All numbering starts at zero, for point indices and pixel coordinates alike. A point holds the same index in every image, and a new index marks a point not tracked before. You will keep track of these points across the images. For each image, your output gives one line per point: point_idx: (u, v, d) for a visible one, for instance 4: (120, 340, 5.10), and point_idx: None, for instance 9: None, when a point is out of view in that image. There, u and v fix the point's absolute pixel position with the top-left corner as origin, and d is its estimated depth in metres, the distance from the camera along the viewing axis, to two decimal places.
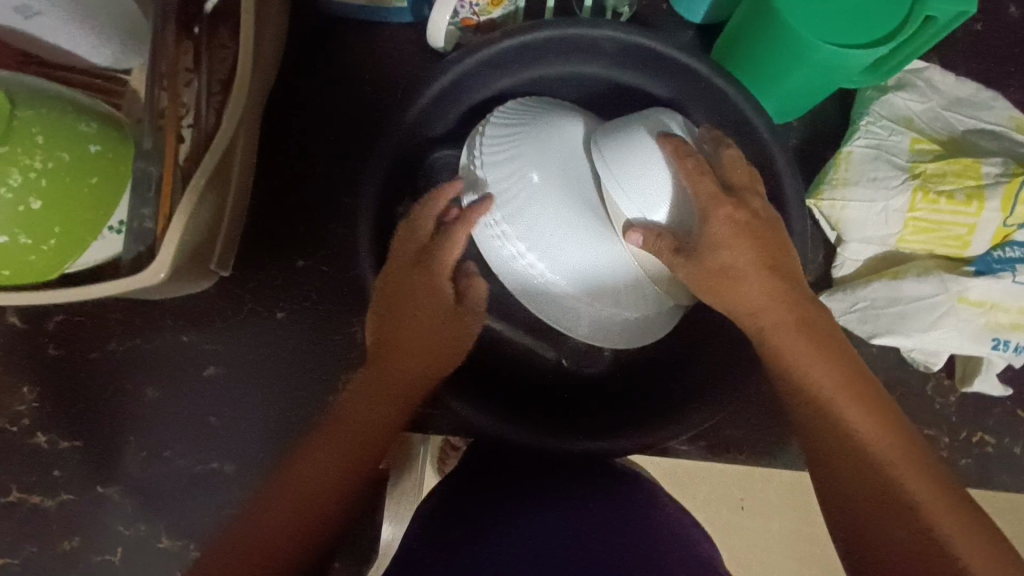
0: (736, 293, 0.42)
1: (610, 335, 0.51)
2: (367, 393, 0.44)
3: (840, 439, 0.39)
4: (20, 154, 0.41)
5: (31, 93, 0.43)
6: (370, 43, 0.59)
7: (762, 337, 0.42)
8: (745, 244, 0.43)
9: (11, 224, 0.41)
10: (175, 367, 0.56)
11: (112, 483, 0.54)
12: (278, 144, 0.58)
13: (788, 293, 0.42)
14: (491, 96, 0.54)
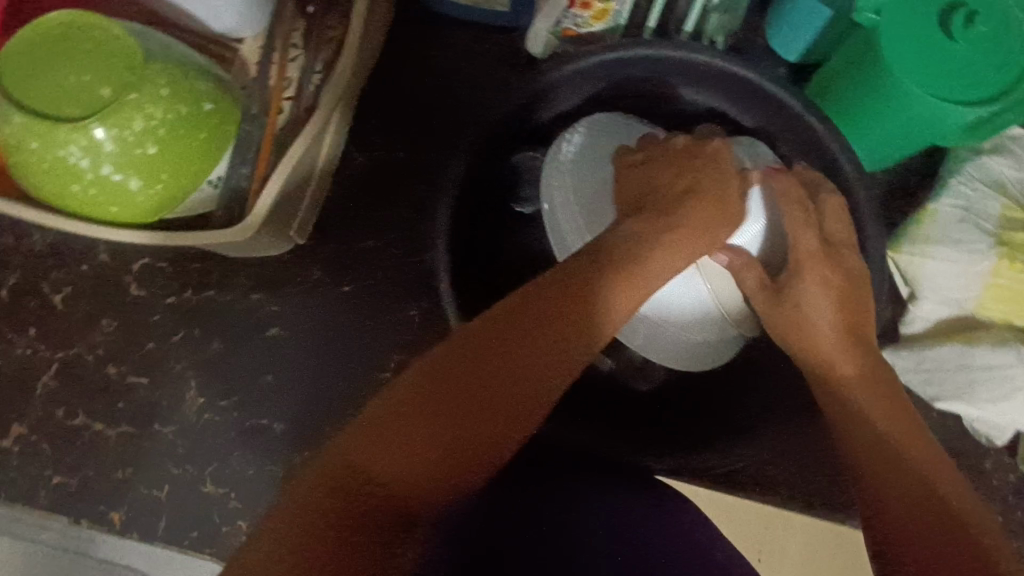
0: (802, 316, 0.44)
1: (672, 354, 0.50)
2: (452, 414, 0.33)
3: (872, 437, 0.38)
4: (145, 102, 0.44)
5: (161, 48, 0.46)
6: (467, 43, 0.61)
7: (814, 350, 0.43)
8: (827, 295, 0.44)
9: (128, 164, 0.44)
10: (243, 323, 0.59)
11: (169, 423, 0.57)
12: (368, 126, 0.61)
13: (847, 321, 0.44)
14: (579, 107, 0.55)
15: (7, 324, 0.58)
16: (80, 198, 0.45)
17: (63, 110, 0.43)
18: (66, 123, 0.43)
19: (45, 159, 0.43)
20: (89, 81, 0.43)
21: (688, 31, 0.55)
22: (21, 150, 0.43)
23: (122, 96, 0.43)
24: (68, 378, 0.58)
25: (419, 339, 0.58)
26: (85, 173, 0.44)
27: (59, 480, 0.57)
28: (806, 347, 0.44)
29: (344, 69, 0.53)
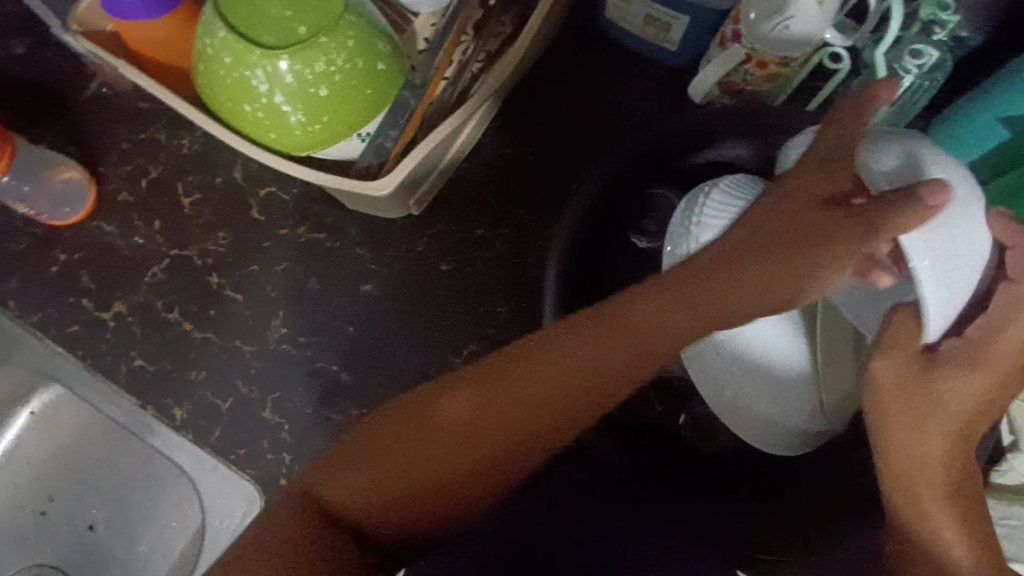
0: (941, 396, 0.37)
1: (756, 428, 0.49)
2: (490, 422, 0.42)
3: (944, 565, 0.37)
4: (332, 48, 0.47)
5: (358, 3, 0.49)
6: (622, 69, 0.62)
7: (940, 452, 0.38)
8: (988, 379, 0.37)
9: (299, 98, 0.47)
10: (342, 271, 0.61)
11: (250, 342, 0.60)
12: (507, 122, 0.62)
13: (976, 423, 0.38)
14: (721, 160, 0.56)
15: (136, 210, 0.62)
16: (249, 118, 0.49)
17: (259, 37, 0.46)
18: (259, 48, 0.46)
19: (231, 76, 0.47)
20: (289, 17, 0.47)
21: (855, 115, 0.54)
22: (213, 63, 0.47)
23: (315, 37, 0.46)
24: (174, 274, 0.61)
25: (498, 335, 0.60)
26: (260, 97, 0.47)
27: (140, 363, 0.60)
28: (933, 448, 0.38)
29: (508, 63, 0.55)
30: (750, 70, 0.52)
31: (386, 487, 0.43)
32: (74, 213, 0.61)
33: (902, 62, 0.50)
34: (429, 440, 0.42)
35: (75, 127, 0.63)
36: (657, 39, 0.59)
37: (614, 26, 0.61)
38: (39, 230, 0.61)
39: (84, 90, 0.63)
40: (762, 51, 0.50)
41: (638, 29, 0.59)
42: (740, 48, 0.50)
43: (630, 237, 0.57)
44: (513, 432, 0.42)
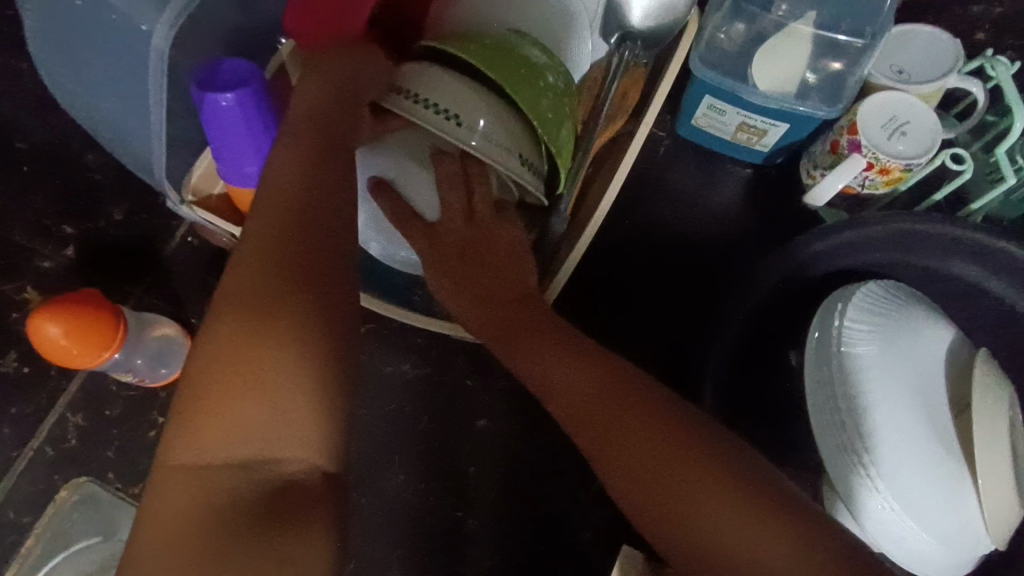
0: (534, 336, 0.46)
1: (935, 549, 0.46)
2: (230, 323, 0.36)
3: (625, 441, 0.40)
4: (502, 60, 0.48)
5: (530, 44, 0.51)
6: (713, 173, 0.64)
7: (556, 372, 0.44)
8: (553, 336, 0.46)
9: (534, 95, 0.48)
10: (453, 404, 0.59)
11: (367, 492, 0.57)
12: (608, 234, 0.62)
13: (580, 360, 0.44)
14: (851, 267, 0.52)
15: None
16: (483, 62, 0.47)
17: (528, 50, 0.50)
18: (524, 58, 0.49)
19: (490, 58, 0.48)
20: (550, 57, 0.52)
21: (975, 210, 0.53)
22: (471, 48, 0.48)
23: (483, 51, 0.48)
24: None
25: None
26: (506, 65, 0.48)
27: None
28: (548, 370, 0.45)
29: (607, 202, 0.52)
30: (870, 176, 0.51)
31: (223, 498, 0.33)
32: (170, 372, 0.58)
33: (1022, 156, 0.50)
34: (218, 369, 0.35)
35: (164, 282, 0.60)
36: (750, 144, 0.60)
37: (701, 132, 0.62)
38: (135, 395, 0.58)
39: (172, 240, 0.60)
40: (886, 159, 0.49)
41: (731, 137, 0.60)
42: (862, 157, 0.50)
43: (788, 353, 0.54)
44: (283, 380, 0.35)
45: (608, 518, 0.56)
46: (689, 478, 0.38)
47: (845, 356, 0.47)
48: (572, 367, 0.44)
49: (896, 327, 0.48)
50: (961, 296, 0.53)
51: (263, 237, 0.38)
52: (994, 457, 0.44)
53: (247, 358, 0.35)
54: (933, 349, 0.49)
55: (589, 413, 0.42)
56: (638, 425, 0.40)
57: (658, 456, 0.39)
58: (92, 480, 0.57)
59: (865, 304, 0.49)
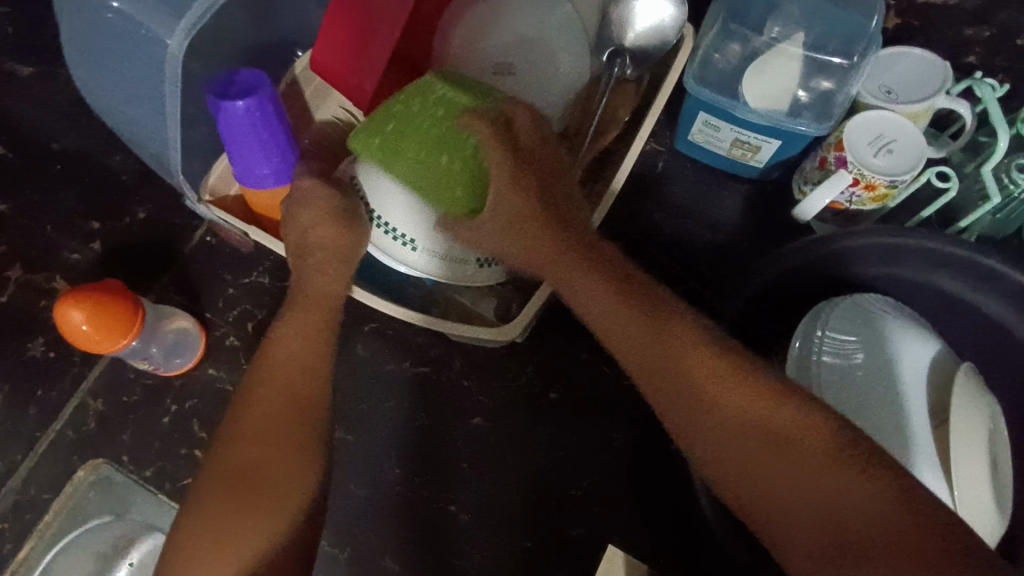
0: (631, 325, 0.48)
1: None
2: (205, 496, 0.44)
3: (744, 450, 0.42)
4: (421, 114, 0.50)
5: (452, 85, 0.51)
6: (708, 187, 0.65)
7: (655, 358, 0.47)
8: (642, 317, 0.48)
9: (462, 144, 0.50)
10: (450, 403, 0.61)
11: (363, 485, 0.59)
12: (604, 245, 0.64)
13: (689, 345, 0.46)
14: (838, 280, 0.54)
15: (244, 355, 0.63)
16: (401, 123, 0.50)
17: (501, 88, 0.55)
18: (449, 97, 0.50)
19: (413, 110, 0.50)
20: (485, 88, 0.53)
21: (963, 227, 0.54)
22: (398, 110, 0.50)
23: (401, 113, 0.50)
24: None
25: (615, 463, 0.59)
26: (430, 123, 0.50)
27: None
28: (644, 348, 0.47)
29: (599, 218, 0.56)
30: (856, 192, 0.52)
31: None
32: (185, 363, 0.62)
33: (1008, 175, 0.51)
34: (192, 532, 0.43)
35: (183, 277, 0.64)
36: (744, 159, 0.62)
37: (698, 147, 0.64)
38: (150, 384, 0.62)
39: (193, 239, 0.64)
40: (871, 175, 0.50)
41: (726, 152, 0.62)
42: (848, 173, 0.51)
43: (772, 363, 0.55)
44: (238, 536, 0.42)
45: (595, 519, 0.57)
46: (758, 438, 0.42)
47: (830, 360, 0.49)
48: (651, 334, 0.47)
49: (881, 338, 0.50)
50: (951, 312, 0.53)
51: (245, 406, 0.47)
52: (972, 470, 0.45)
53: (217, 521, 0.43)
54: (923, 363, 0.49)
55: (668, 383, 0.46)
56: (729, 388, 0.44)
57: (749, 423, 0.43)
58: (107, 462, 0.60)
59: (858, 311, 0.51)
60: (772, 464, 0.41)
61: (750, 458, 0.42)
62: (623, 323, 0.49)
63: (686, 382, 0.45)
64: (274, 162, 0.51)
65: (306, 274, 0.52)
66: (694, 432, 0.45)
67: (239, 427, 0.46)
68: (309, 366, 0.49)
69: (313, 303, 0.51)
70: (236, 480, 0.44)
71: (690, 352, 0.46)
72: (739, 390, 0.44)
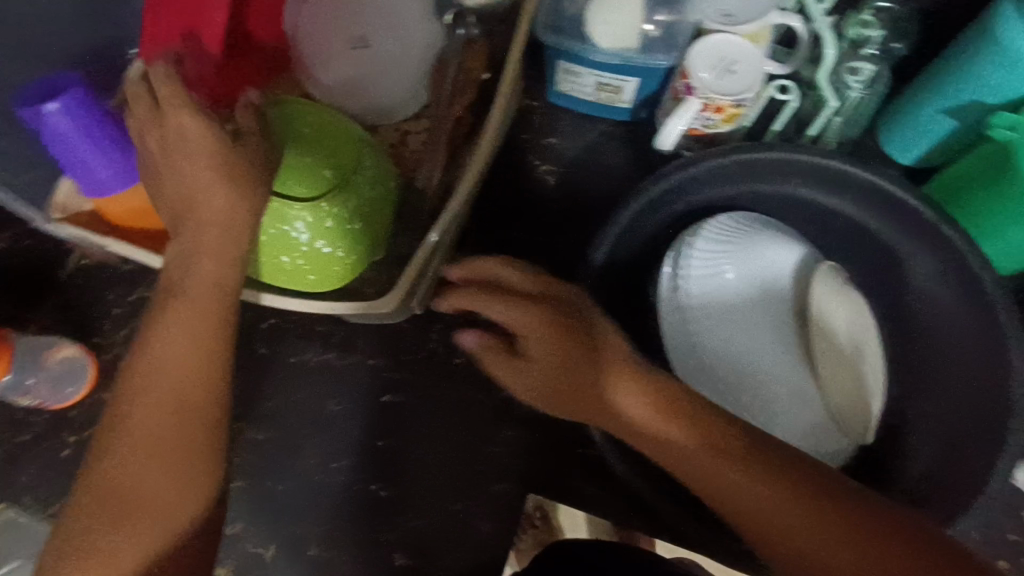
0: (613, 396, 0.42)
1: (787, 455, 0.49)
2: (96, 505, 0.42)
3: (755, 517, 0.38)
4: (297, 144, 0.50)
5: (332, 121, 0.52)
6: (584, 134, 0.66)
7: (638, 424, 0.42)
8: (637, 391, 0.42)
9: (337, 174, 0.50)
10: (358, 385, 0.61)
11: (281, 482, 0.59)
12: (490, 203, 0.65)
13: (655, 400, 0.41)
14: (703, 203, 0.55)
15: None
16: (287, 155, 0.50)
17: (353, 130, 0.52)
18: (327, 132, 0.51)
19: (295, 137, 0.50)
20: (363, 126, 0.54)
21: (812, 136, 0.57)
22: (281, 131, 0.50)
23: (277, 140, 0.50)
24: None
25: (526, 416, 0.59)
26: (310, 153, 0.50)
27: None
28: (626, 421, 0.42)
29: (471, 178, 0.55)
30: (709, 116, 0.54)
31: None
32: (77, 392, 0.59)
33: (844, 80, 0.55)
34: (85, 523, 0.42)
35: (65, 305, 0.61)
36: (611, 101, 0.63)
37: (566, 96, 0.64)
38: (44, 420, 0.59)
39: (67, 264, 0.61)
40: (717, 98, 0.52)
41: (594, 97, 0.63)
42: (697, 100, 0.53)
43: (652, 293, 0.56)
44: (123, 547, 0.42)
45: (515, 473, 0.59)
46: (779, 496, 0.37)
47: (707, 277, 0.52)
48: (641, 397, 0.42)
49: (754, 244, 0.52)
50: (813, 215, 0.55)
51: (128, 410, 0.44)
52: (827, 355, 0.50)
53: (116, 511, 0.42)
54: (790, 267, 0.52)
55: (652, 450, 0.41)
56: (713, 463, 0.39)
57: (743, 485, 0.38)
58: (7, 507, 0.58)
59: (726, 224, 0.52)
60: (804, 532, 0.37)
61: (770, 531, 0.37)
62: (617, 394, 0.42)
63: (683, 452, 0.40)
64: (113, 164, 0.49)
65: (189, 266, 0.46)
66: (722, 504, 0.39)
67: (124, 421, 0.44)
68: (204, 368, 0.45)
69: (207, 269, 0.46)
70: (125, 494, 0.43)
71: (660, 411, 0.41)
72: (724, 446, 0.39)
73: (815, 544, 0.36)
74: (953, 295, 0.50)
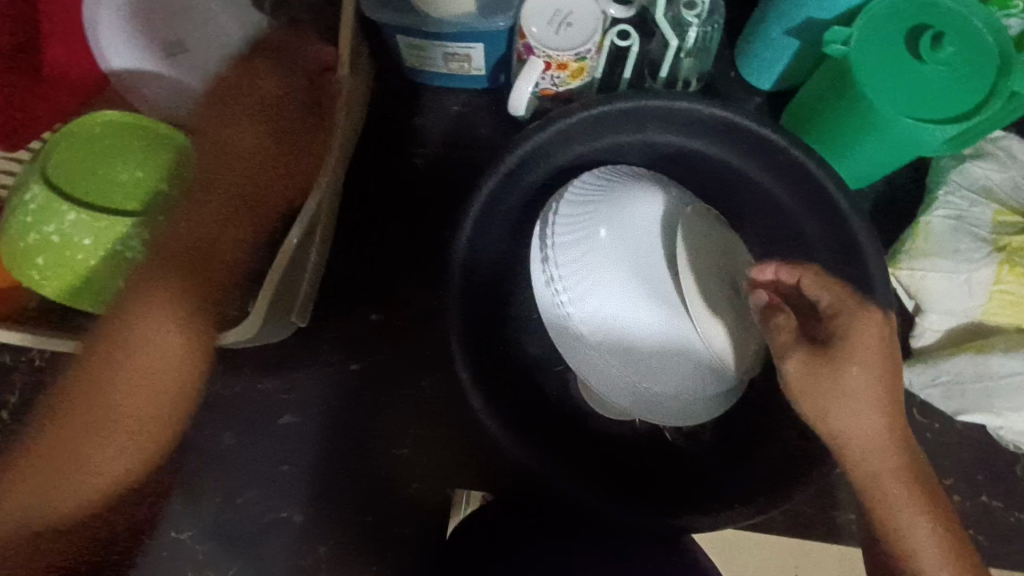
0: (855, 424, 0.44)
1: (674, 402, 0.51)
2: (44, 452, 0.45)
3: (890, 521, 0.45)
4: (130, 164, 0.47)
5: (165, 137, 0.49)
6: (447, 106, 0.62)
7: (877, 466, 0.44)
8: (877, 421, 0.44)
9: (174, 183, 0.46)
10: (250, 412, 0.57)
11: (185, 527, 0.56)
12: (360, 195, 0.61)
13: (906, 447, 0.45)
14: (566, 164, 0.54)
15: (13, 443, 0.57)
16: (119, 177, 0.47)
17: (181, 139, 0.48)
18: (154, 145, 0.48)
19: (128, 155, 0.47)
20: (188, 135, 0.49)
21: (664, 77, 0.56)
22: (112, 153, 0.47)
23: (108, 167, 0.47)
24: None
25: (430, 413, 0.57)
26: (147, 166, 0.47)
27: None
28: (862, 461, 0.44)
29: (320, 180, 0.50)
30: (557, 74, 0.52)
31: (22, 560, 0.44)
32: None
33: (682, 16, 0.54)
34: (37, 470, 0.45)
35: None
36: (465, 69, 0.59)
37: (418, 71, 0.60)
38: None
39: None
40: (556, 55, 0.50)
41: (446, 67, 0.59)
42: (538, 59, 0.51)
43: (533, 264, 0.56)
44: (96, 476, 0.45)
45: (428, 471, 0.57)
46: (920, 504, 0.44)
47: (577, 248, 0.50)
48: (886, 443, 0.44)
49: (620, 204, 0.51)
50: (677, 159, 0.55)
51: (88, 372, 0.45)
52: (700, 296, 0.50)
53: (69, 449, 0.44)
54: (659, 219, 0.51)
55: (894, 482, 0.44)
56: (909, 477, 0.44)
57: (905, 496, 0.44)
58: None
59: (585, 192, 0.52)
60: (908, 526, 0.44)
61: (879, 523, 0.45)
62: (836, 415, 0.44)
63: (908, 485, 0.44)
64: None
65: (187, 219, 0.46)
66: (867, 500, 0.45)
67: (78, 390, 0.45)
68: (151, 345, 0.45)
69: (186, 230, 0.45)
70: (67, 444, 0.44)
71: (906, 466, 0.45)
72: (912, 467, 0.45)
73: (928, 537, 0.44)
74: (812, 217, 0.52)
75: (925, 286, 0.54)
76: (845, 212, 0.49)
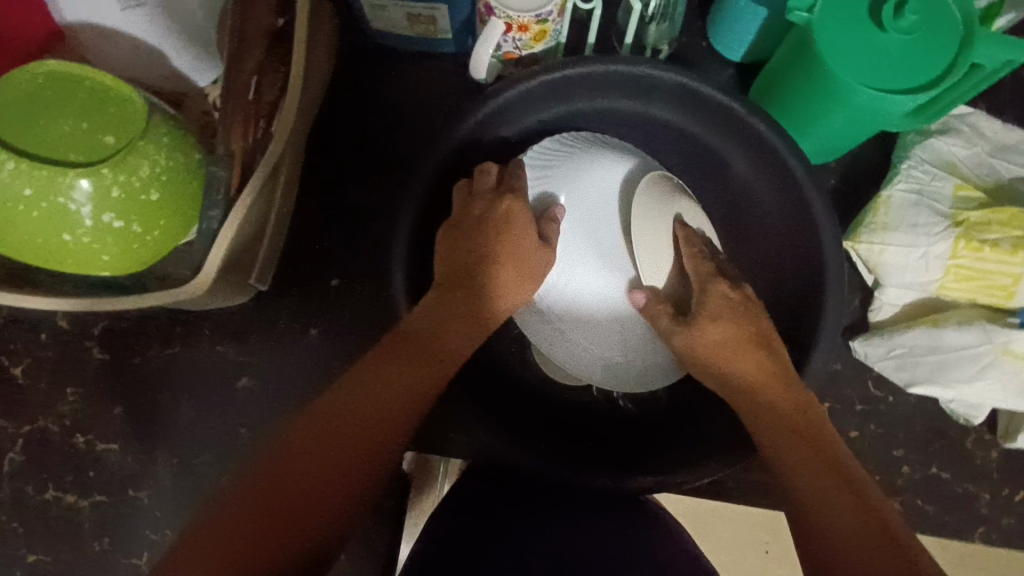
0: (733, 379, 0.45)
1: (633, 364, 0.52)
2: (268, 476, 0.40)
3: (796, 482, 0.40)
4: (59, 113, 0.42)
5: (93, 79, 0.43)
6: (412, 70, 0.61)
7: (754, 418, 0.44)
8: (754, 382, 0.45)
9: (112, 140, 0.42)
10: (209, 376, 0.58)
11: (144, 487, 0.57)
12: (324, 161, 0.60)
13: (792, 404, 0.43)
14: (528, 129, 0.54)
15: None
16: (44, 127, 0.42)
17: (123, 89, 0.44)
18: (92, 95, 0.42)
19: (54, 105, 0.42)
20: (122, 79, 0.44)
21: (629, 43, 0.56)
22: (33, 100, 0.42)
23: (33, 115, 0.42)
24: (37, 453, 0.58)
25: None
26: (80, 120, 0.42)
27: (34, 558, 0.57)
28: (750, 415, 0.44)
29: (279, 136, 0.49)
30: (518, 37, 0.52)
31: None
32: None
33: None
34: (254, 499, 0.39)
35: None
36: (430, 33, 0.58)
37: (383, 33, 0.59)
38: None
39: None
40: (517, 16, 0.49)
41: (411, 30, 0.58)
42: (498, 20, 0.50)
43: None
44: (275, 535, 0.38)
45: None
46: (816, 461, 0.40)
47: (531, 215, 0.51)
48: (776, 406, 0.44)
49: (577, 171, 0.50)
50: (639, 126, 0.55)
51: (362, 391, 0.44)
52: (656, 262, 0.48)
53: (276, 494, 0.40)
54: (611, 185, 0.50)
55: (783, 437, 0.42)
56: (796, 439, 0.42)
57: (800, 454, 0.41)
58: None
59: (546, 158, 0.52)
60: (816, 488, 0.39)
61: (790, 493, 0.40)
62: (714, 368, 0.46)
63: (793, 445, 0.41)
64: None
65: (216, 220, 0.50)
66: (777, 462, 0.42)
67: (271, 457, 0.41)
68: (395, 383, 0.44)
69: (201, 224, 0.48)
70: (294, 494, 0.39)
71: (791, 417, 0.43)
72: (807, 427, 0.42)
73: (829, 496, 0.39)
74: (772, 187, 0.52)
75: (882, 261, 0.54)
76: (803, 181, 0.49)
